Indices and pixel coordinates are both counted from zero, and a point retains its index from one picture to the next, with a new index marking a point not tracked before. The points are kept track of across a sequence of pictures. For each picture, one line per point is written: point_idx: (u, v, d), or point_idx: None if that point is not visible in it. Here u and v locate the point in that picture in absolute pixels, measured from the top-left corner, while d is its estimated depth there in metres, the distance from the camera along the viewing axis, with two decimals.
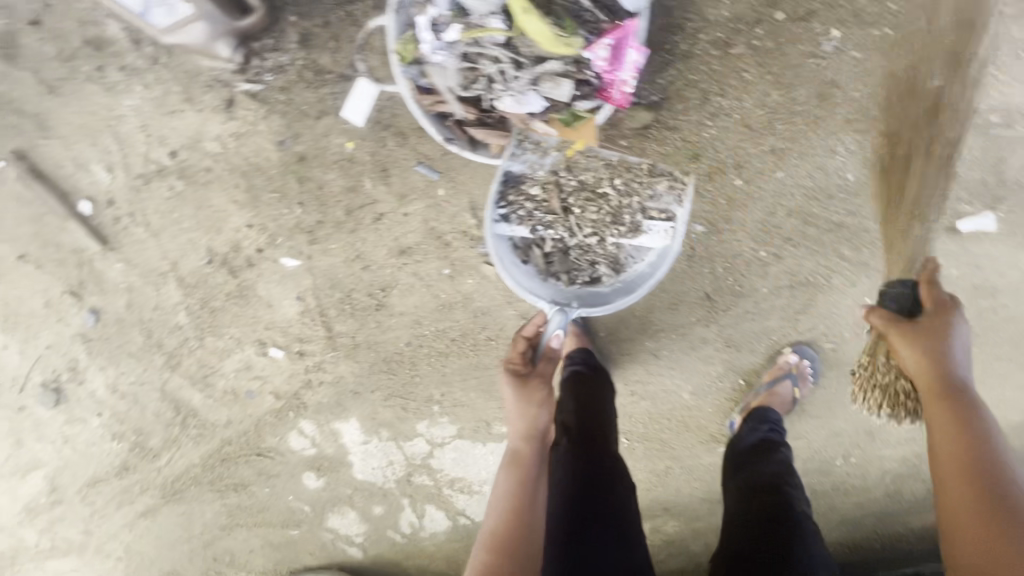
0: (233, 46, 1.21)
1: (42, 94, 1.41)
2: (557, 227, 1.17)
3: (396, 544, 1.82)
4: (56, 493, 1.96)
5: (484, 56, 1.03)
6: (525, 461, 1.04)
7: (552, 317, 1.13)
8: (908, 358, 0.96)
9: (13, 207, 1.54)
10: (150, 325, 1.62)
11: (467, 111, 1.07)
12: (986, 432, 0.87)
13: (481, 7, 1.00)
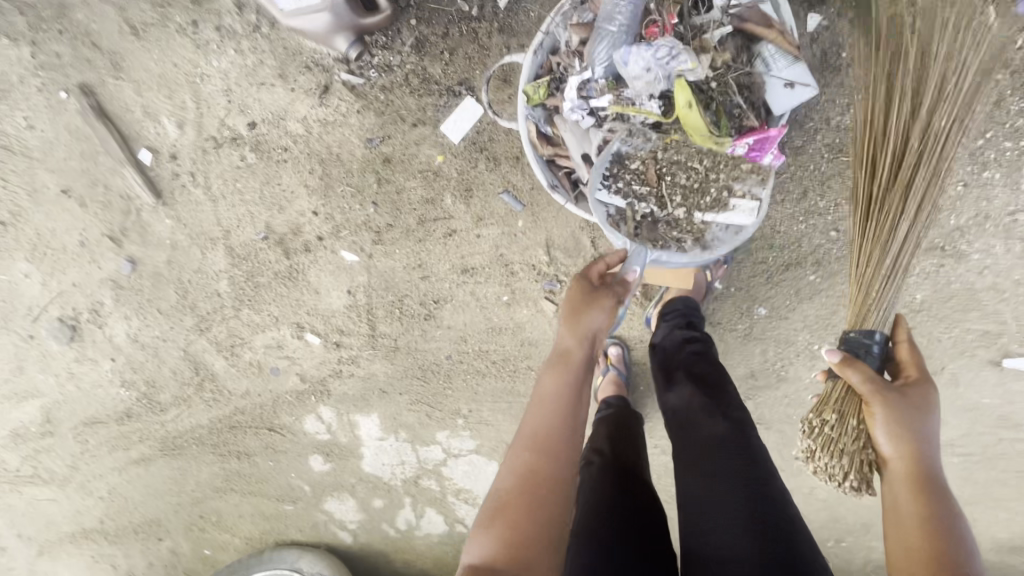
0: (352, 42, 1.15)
1: (123, 34, 1.34)
2: (648, 201, 1.01)
3: (389, 537, 1.85)
4: (48, 425, 1.92)
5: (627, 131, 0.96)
6: (574, 368, 0.90)
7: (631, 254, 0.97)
8: (884, 424, 0.93)
9: (67, 140, 1.47)
10: (188, 286, 1.58)
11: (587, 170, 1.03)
12: (948, 508, 0.86)
13: (640, 89, 0.89)
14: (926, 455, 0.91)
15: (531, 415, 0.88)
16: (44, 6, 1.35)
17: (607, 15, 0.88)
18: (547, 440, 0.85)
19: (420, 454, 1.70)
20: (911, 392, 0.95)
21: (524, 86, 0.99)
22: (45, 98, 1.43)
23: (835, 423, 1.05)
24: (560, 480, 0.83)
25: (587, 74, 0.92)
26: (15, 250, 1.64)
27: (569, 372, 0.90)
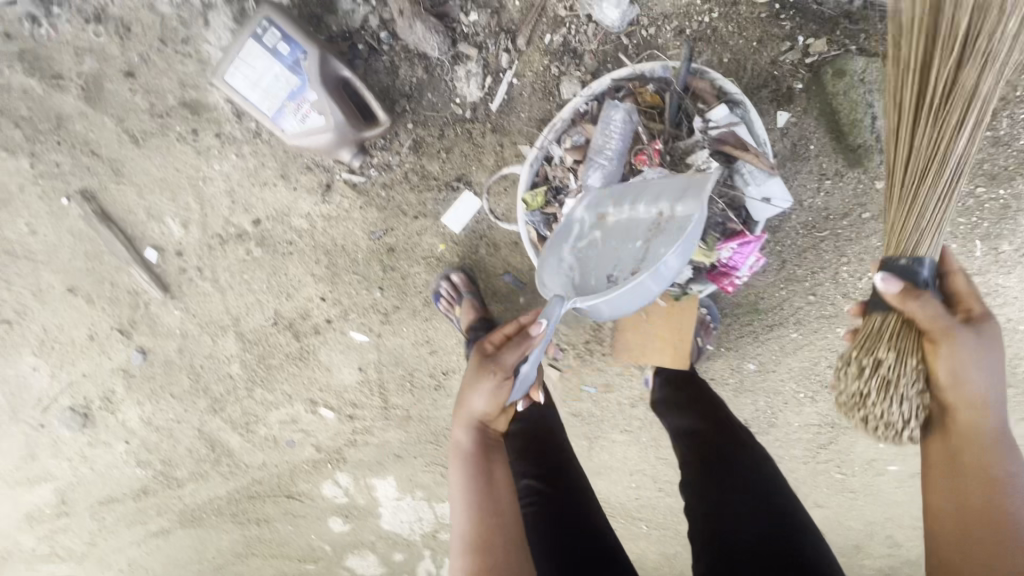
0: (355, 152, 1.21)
1: (122, 142, 1.38)
2: None
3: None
4: (63, 506, 1.94)
5: None
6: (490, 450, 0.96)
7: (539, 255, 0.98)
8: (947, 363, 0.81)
9: (70, 242, 1.50)
10: (200, 371, 1.63)
11: None
12: (1010, 462, 0.80)
13: None
14: (988, 403, 0.82)
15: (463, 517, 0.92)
16: (41, 120, 1.37)
17: (598, 144, 0.98)
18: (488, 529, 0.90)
19: (436, 510, 1.77)
20: (983, 332, 0.81)
21: (523, 193, 1.08)
22: (47, 205, 1.46)
23: (890, 364, 0.86)
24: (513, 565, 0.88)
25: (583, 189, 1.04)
26: (22, 346, 1.66)
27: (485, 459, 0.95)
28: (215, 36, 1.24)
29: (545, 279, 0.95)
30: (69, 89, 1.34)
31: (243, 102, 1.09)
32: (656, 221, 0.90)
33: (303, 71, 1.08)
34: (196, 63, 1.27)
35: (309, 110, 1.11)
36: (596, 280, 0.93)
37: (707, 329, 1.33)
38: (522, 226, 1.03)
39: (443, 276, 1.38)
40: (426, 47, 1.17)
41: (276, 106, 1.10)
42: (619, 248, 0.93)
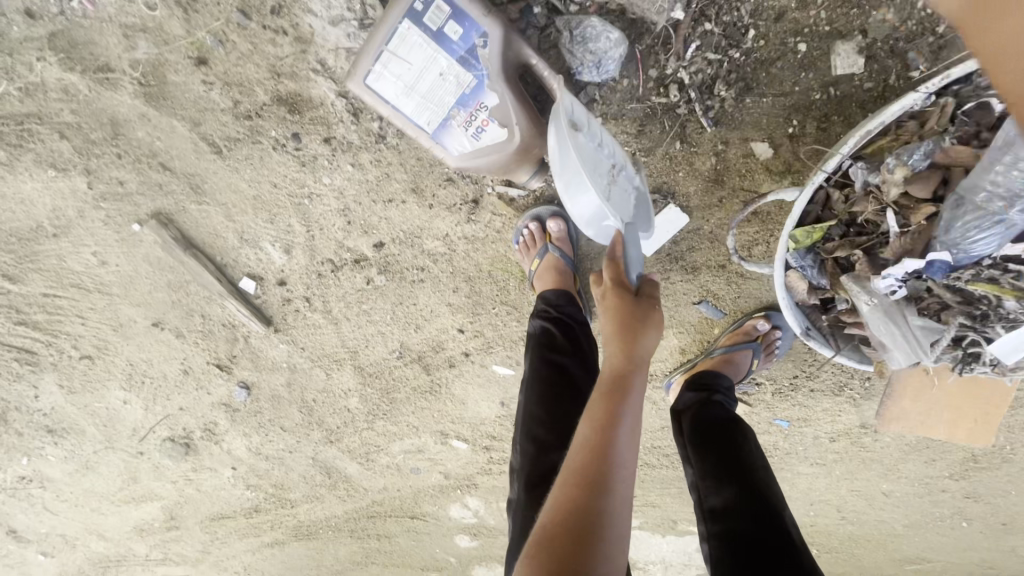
0: (533, 170, 0.87)
1: (201, 153, 1.06)
2: None
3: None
4: (173, 520, 1.71)
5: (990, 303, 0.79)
6: (615, 421, 0.67)
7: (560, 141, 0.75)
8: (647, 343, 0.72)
9: (149, 272, 1.23)
10: (312, 404, 1.41)
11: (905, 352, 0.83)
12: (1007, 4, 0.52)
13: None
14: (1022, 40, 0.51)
15: (563, 486, 0.64)
16: (93, 127, 1.05)
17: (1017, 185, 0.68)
18: (604, 493, 0.62)
19: None
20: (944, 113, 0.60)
21: (793, 231, 0.81)
22: (115, 232, 1.17)
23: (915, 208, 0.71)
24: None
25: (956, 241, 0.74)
26: (107, 380, 1.43)
27: (622, 418, 0.67)
28: (322, 4, 0.92)
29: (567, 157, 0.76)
30: (122, 86, 1.01)
31: (394, 117, 0.78)
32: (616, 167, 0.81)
33: (479, 63, 0.75)
34: (295, 44, 0.95)
35: (485, 122, 0.79)
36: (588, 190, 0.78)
37: (1005, 395, 0.98)
38: (796, 276, 0.77)
39: (530, 216, 1.06)
40: (648, 8, 0.84)
41: (440, 119, 0.78)
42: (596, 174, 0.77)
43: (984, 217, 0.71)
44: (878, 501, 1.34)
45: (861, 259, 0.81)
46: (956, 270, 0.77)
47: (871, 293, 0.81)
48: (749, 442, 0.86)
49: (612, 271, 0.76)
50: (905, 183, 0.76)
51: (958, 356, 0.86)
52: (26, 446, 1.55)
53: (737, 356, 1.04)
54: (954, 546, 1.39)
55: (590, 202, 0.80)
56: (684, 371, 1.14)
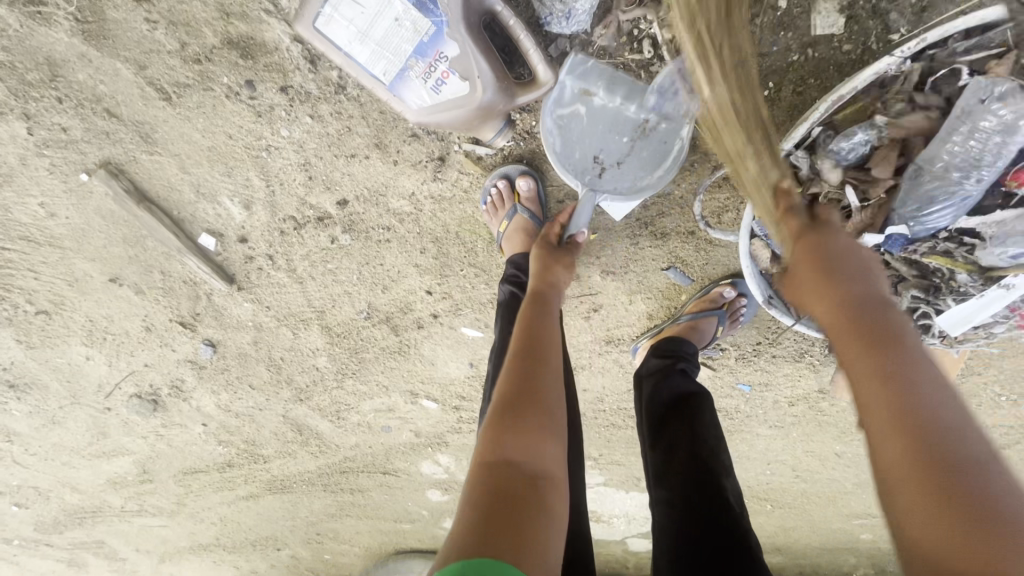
0: (500, 127, 0.86)
1: (149, 100, 1.00)
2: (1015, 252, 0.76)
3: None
4: (147, 474, 1.72)
5: (944, 275, 0.82)
6: (540, 322, 0.81)
7: (550, 108, 0.87)
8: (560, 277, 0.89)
9: (102, 226, 1.18)
10: (280, 362, 1.39)
11: None
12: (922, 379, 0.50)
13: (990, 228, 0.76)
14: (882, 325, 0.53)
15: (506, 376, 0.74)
16: (28, 67, 0.97)
17: (973, 155, 0.71)
18: (542, 369, 0.74)
19: None
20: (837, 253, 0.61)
21: None
22: (62, 182, 1.11)
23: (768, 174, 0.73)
24: (540, 448, 0.66)
25: (917, 215, 0.77)
26: (66, 336, 1.39)
27: (543, 317, 0.82)
28: None
29: (554, 124, 0.88)
30: (57, 22, 0.93)
31: (351, 68, 0.77)
32: (637, 126, 0.85)
33: (437, 9, 0.73)
34: None
35: (445, 75, 0.77)
36: (578, 152, 0.89)
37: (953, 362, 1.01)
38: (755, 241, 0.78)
39: (498, 175, 1.03)
40: None
41: (397, 70, 0.77)
42: (602, 135, 0.88)
43: (943, 190, 0.74)
44: (831, 461, 1.40)
45: None
46: (913, 243, 0.80)
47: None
48: (707, 410, 0.88)
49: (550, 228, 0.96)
50: (867, 163, 0.78)
51: (910, 328, 0.89)
52: None
53: (701, 323, 1.05)
54: None
55: (577, 158, 0.90)
56: (651, 335, 1.15)
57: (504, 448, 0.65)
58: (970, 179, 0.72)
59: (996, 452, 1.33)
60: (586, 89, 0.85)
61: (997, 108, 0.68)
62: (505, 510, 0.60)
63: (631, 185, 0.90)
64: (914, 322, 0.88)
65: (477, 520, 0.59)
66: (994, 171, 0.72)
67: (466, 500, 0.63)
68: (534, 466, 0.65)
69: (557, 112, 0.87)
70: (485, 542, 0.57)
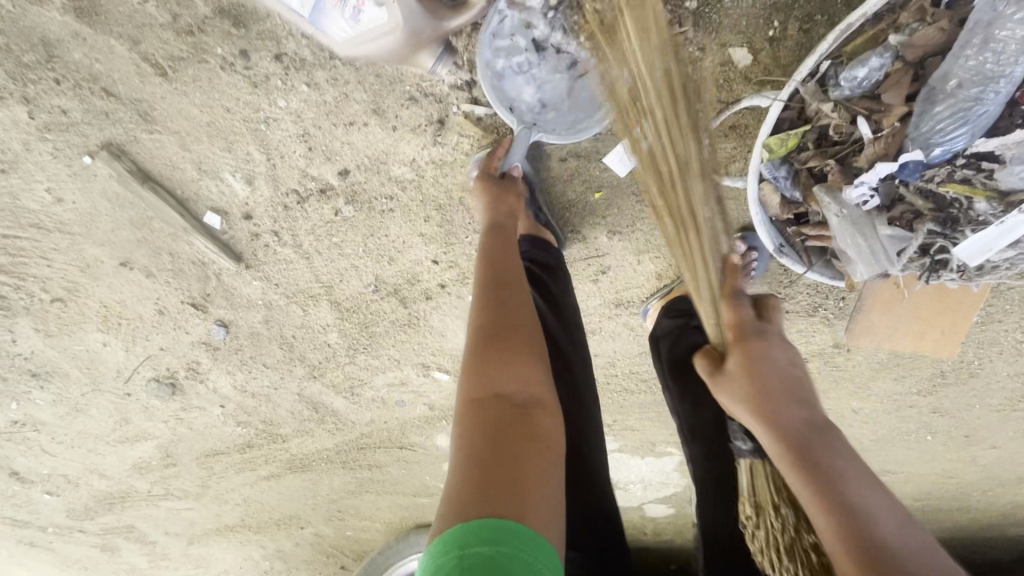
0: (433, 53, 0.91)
1: (144, 76, 0.99)
2: None
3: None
4: (170, 457, 1.75)
5: (964, 204, 0.79)
6: (512, 253, 0.86)
7: (488, 42, 0.89)
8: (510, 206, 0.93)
9: (109, 210, 1.18)
10: (292, 340, 1.40)
11: (874, 267, 0.84)
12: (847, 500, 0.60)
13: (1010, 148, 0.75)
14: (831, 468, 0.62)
15: (482, 311, 0.77)
16: (23, 48, 0.97)
17: (988, 69, 0.70)
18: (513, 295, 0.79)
19: None
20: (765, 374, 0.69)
21: (767, 140, 0.78)
22: (66, 166, 1.11)
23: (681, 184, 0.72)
24: (523, 377, 0.71)
25: (935, 136, 0.74)
26: (82, 323, 1.41)
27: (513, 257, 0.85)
28: None
29: (493, 59, 0.90)
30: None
31: (284, 8, 0.87)
32: (574, 66, 0.91)
33: None
34: None
35: (360, 3, 0.84)
36: (517, 88, 0.93)
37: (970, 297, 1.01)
38: (766, 179, 0.75)
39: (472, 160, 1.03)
40: None
41: (313, 3, 0.84)
42: (539, 72, 0.91)
43: (960, 105, 0.71)
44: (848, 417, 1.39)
45: (834, 169, 0.80)
46: (930, 169, 0.78)
47: (841, 205, 0.80)
48: None
49: (484, 160, 1.00)
50: (878, 90, 0.76)
51: (926, 267, 0.85)
52: (15, 390, 1.57)
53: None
54: (917, 457, 1.46)
55: (515, 97, 0.94)
56: (661, 296, 1.13)
57: (489, 387, 0.69)
58: (989, 94, 0.70)
59: (1017, 402, 1.31)
60: (525, 24, 0.87)
61: (1012, 15, 0.67)
62: (499, 445, 0.63)
63: (569, 123, 0.96)
64: (931, 261, 0.85)
65: (474, 468, 0.61)
66: (1012, 83, 0.70)
67: (458, 449, 0.65)
68: (521, 397, 0.69)
69: (496, 47, 0.89)
70: (490, 490, 0.58)
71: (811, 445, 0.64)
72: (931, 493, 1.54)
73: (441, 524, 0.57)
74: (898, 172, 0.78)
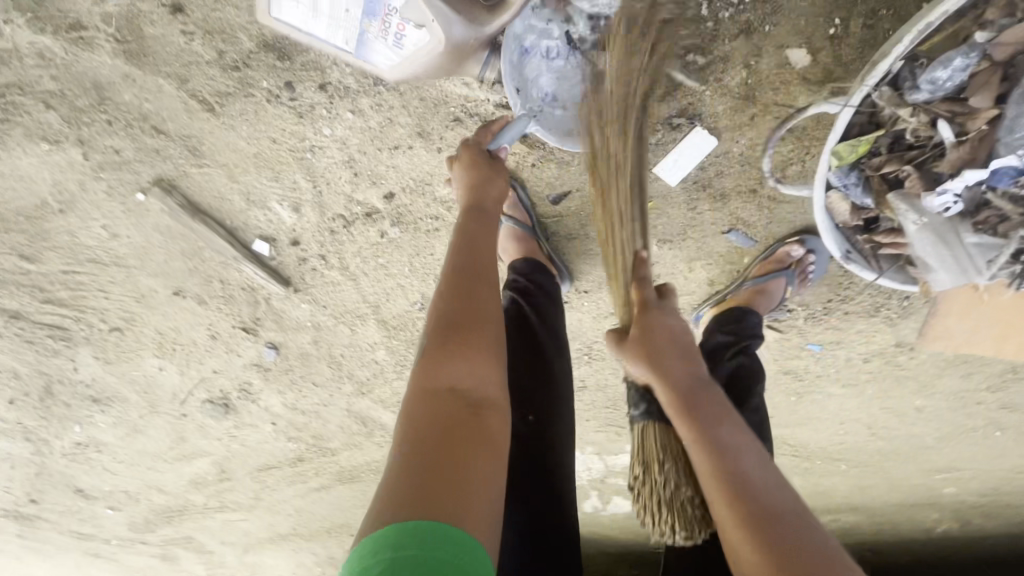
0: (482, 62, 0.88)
1: (193, 112, 1.01)
2: None
3: (584, 542, 1.75)
4: (225, 473, 1.80)
5: None
6: (485, 237, 0.80)
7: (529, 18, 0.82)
8: (494, 187, 0.85)
9: (162, 242, 1.21)
10: (340, 359, 1.42)
11: (955, 274, 0.82)
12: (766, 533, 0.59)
13: None
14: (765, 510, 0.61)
15: (444, 297, 0.72)
16: (77, 93, 0.99)
17: None
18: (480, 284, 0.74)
19: (606, 460, 1.52)
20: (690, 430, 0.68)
21: (835, 147, 0.76)
22: (121, 203, 1.14)
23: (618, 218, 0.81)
24: (480, 372, 0.67)
25: None
26: (139, 350, 1.46)
27: (484, 239, 0.79)
28: None
29: (523, 38, 0.84)
30: (99, 44, 0.94)
31: (321, 43, 0.85)
32: None
33: None
34: None
35: (401, 26, 0.81)
36: (536, 78, 0.87)
37: None
38: (835, 187, 0.74)
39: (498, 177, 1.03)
40: None
41: (356, 35, 0.83)
42: (566, 68, 0.87)
43: None
44: (911, 416, 1.33)
45: (912, 175, 0.77)
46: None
47: (920, 212, 0.79)
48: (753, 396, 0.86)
49: (477, 135, 0.90)
50: (963, 93, 0.72)
51: (1015, 272, 0.83)
52: (79, 415, 1.63)
53: (770, 285, 1.02)
54: (985, 454, 1.40)
55: (528, 87, 0.87)
56: (713, 303, 1.11)
57: (444, 379, 0.66)
58: None
59: None
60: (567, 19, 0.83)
61: None
62: (444, 448, 0.60)
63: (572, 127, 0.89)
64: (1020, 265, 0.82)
65: (416, 468, 0.58)
66: None
67: (401, 443, 0.62)
68: (473, 394, 0.66)
69: (534, 25, 0.83)
70: (424, 494, 0.56)
71: (740, 483, 0.62)
72: (1000, 490, 1.47)
73: (371, 526, 0.54)
74: (989, 176, 0.75)
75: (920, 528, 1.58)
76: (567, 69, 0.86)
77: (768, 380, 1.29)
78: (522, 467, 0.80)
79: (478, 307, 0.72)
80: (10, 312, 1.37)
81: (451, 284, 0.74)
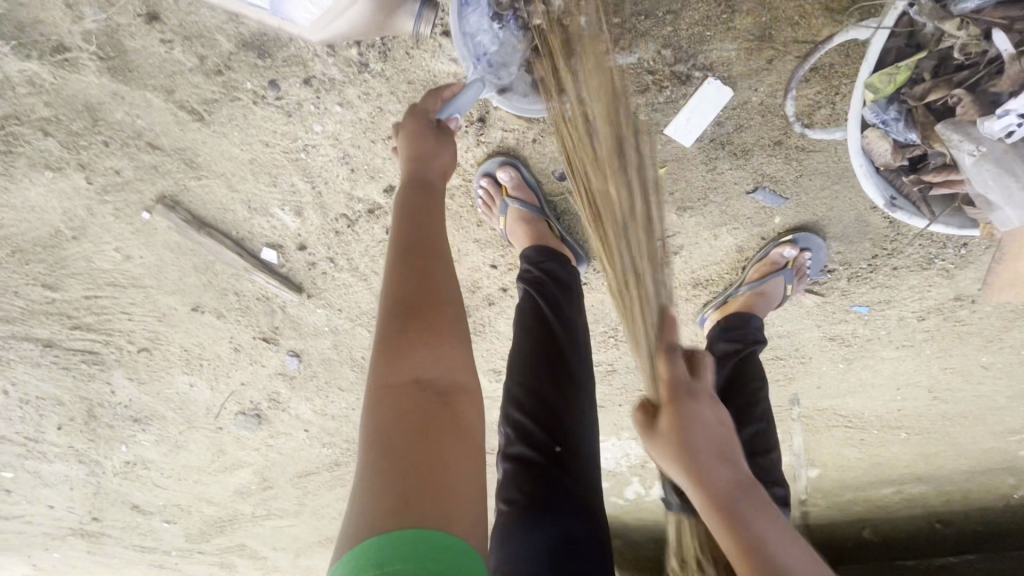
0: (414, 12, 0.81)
1: (183, 124, 0.99)
2: None
3: (631, 530, 1.69)
4: (267, 481, 1.83)
5: None
6: (439, 213, 0.72)
7: None
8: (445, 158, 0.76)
9: (174, 259, 1.21)
10: (361, 361, 1.39)
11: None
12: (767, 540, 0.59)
13: None
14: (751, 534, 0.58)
15: (394, 284, 0.64)
16: (71, 117, 0.99)
17: None
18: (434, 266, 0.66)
19: (644, 444, 1.45)
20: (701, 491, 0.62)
21: (868, 79, 0.71)
22: (129, 224, 1.14)
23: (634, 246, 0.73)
24: (445, 358, 0.61)
25: None
26: (169, 368, 1.47)
27: (435, 214, 0.71)
28: None
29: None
30: (83, 65, 0.93)
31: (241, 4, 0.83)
32: None
33: None
34: None
35: None
36: (488, 40, 0.82)
37: None
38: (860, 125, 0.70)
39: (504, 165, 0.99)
40: None
41: None
42: (516, 27, 0.82)
43: None
44: (978, 374, 1.21)
45: (962, 99, 0.69)
46: None
47: (977, 141, 0.70)
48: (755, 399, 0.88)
49: (425, 101, 0.80)
50: None
51: None
52: (122, 435, 1.67)
53: (767, 287, 1.00)
54: None
55: (477, 50, 0.82)
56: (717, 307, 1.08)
57: (407, 371, 0.59)
58: None
59: None
60: None
61: None
62: (414, 451, 0.54)
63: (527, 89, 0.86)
64: None
65: (385, 473, 0.53)
66: None
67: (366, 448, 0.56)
68: (441, 381, 0.60)
69: None
70: (405, 500, 0.51)
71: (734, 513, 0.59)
72: None
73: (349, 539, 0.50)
74: None
75: (996, 494, 1.45)
76: (508, 33, 0.83)
77: (812, 347, 1.19)
78: (552, 472, 0.76)
79: (434, 290, 0.64)
80: (43, 341, 1.40)
81: (402, 265, 0.65)
